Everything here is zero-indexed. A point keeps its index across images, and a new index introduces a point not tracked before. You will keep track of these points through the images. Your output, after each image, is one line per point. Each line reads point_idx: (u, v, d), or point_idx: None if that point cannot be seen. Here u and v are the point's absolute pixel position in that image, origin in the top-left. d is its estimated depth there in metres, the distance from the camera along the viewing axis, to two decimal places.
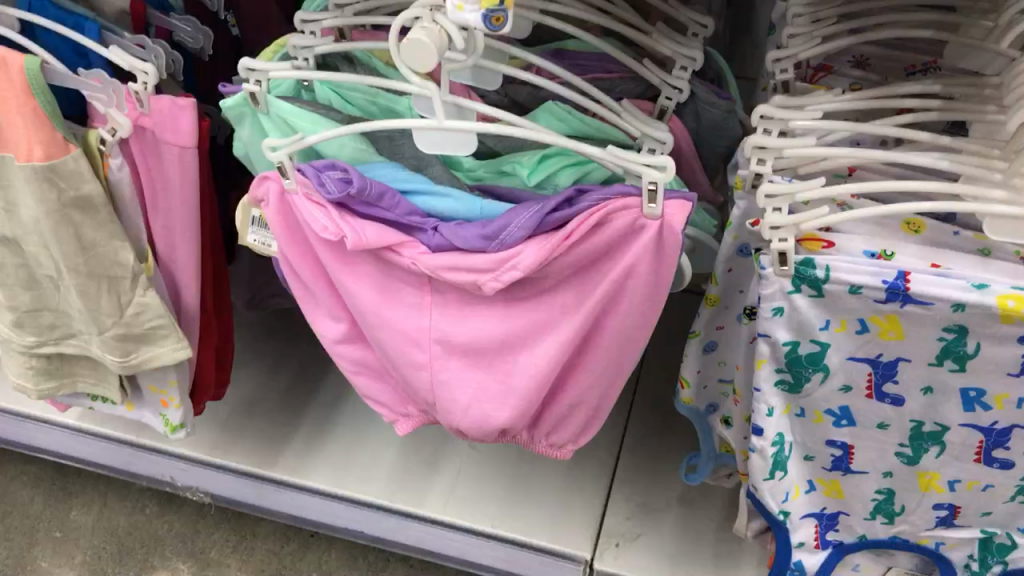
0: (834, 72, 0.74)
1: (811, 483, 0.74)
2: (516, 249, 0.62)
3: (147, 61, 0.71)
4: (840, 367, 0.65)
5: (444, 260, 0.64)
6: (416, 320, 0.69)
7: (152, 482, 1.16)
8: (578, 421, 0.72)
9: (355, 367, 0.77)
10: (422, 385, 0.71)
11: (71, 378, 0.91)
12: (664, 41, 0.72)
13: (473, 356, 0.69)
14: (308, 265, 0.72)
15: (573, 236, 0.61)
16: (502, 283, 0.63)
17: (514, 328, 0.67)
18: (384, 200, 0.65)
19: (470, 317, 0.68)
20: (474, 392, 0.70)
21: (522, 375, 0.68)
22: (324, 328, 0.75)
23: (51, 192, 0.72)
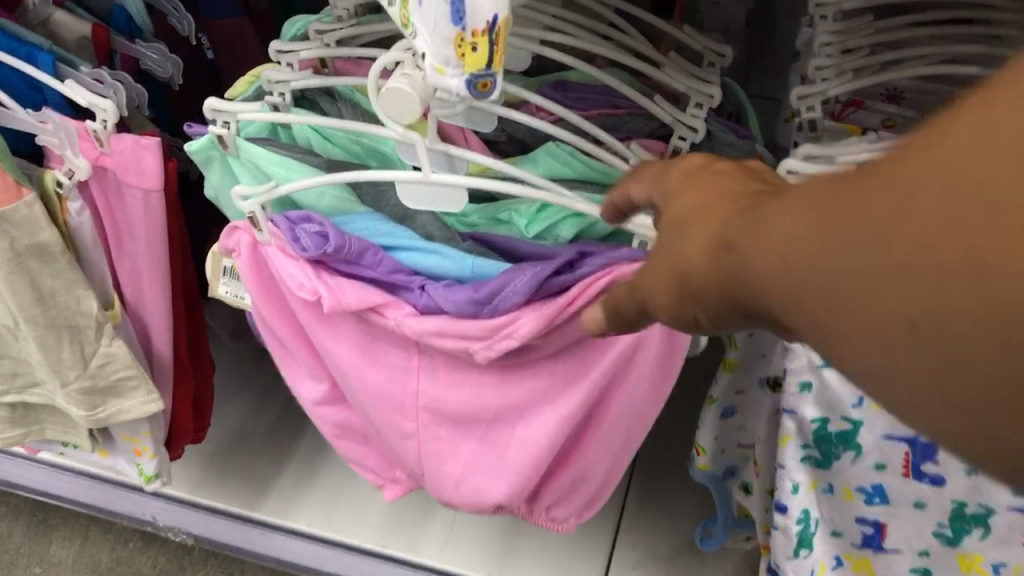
0: (866, 107, 0.67)
1: (838, 560, 0.67)
2: (511, 316, 0.55)
3: (106, 98, 0.64)
4: (874, 445, 0.59)
5: (432, 325, 0.57)
6: (402, 387, 0.62)
7: (133, 522, 1.09)
8: (579, 495, 0.66)
9: (336, 429, 0.71)
10: (409, 451, 0.66)
11: (38, 426, 0.85)
12: (678, 76, 0.65)
13: (465, 426, 0.63)
14: (284, 320, 0.66)
15: (576, 304, 0.54)
16: (496, 352, 0.57)
17: (511, 399, 0.60)
18: (365, 257, 0.58)
19: (463, 384, 0.61)
20: (466, 463, 0.64)
21: (517, 449, 0.62)
22: (304, 387, 0.69)
23: (3, 241, 0.66)
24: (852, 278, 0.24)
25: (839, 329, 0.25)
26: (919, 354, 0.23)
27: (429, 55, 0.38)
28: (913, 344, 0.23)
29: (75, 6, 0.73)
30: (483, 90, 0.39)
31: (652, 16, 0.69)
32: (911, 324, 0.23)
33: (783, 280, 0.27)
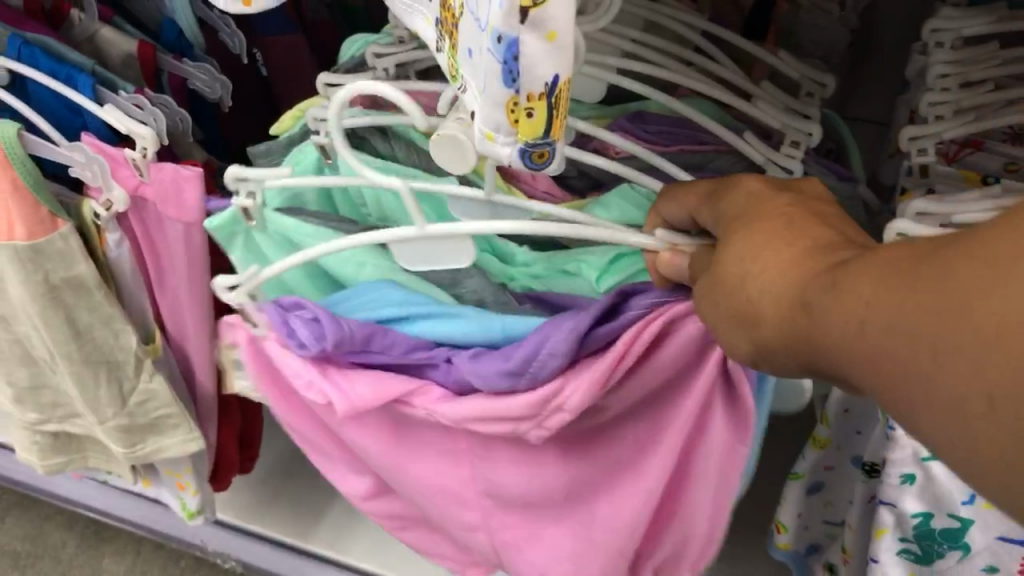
0: (985, 147, 0.58)
1: None
2: (555, 385, 0.48)
3: (146, 125, 0.60)
4: (984, 547, 0.51)
5: (465, 411, 0.52)
6: (448, 473, 0.59)
7: (183, 544, 1.06)
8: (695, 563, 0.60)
9: (395, 522, 0.68)
10: (480, 543, 0.62)
11: (81, 453, 0.82)
12: (772, 111, 0.57)
13: (527, 512, 0.59)
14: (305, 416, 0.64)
15: (628, 356, 0.46)
16: (548, 428, 0.51)
17: (574, 474, 0.55)
18: (376, 339, 0.54)
19: (509, 466, 0.56)
20: (558, 554, 0.59)
21: (601, 532, 0.57)
22: (350, 482, 0.67)
23: (36, 273, 0.62)
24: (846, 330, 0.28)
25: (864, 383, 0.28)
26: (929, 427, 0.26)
27: (478, 118, 0.32)
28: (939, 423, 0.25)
29: (123, 20, 0.69)
30: (540, 161, 0.33)
31: (743, 40, 0.62)
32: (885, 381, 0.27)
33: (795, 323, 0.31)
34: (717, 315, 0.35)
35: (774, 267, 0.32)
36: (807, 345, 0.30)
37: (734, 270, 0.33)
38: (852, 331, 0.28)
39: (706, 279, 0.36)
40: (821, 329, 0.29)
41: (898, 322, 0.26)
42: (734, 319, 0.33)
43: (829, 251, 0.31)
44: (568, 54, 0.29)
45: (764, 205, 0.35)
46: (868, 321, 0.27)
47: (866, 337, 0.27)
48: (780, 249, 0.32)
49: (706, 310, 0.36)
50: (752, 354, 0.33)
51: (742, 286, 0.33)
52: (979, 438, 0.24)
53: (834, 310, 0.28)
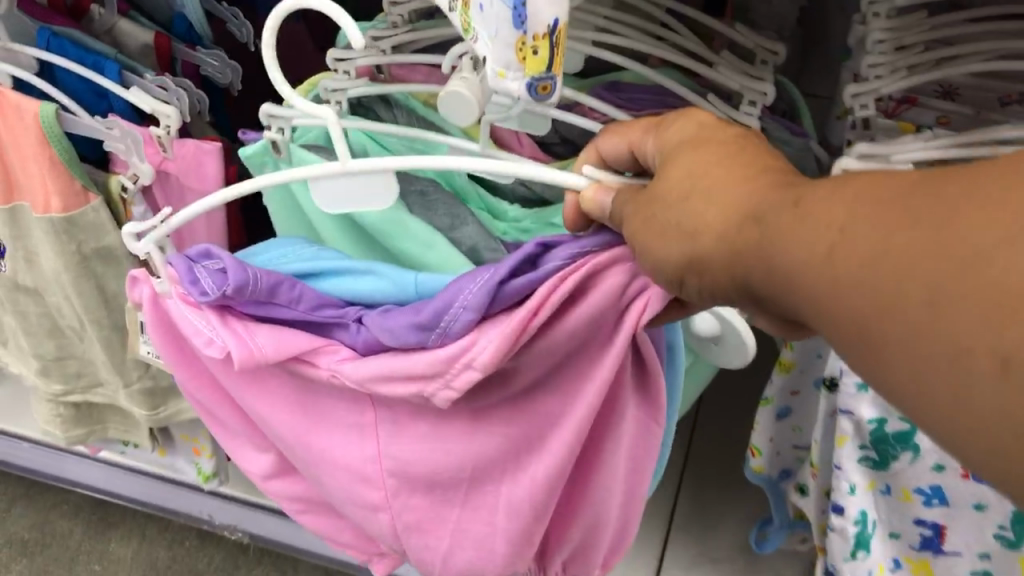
0: (919, 104, 0.66)
1: (897, 562, 0.67)
2: (468, 340, 0.51)
3: (169, 104, 0.66)
4: (932, 446, 0.59)
5: (373, 368, 0.54)
6: (358, 452, 0.63)
7: (190, 520, 1.11)
8: (596, 546, 0.65)
9: (298, 503, 0.75)
10: (383, 523, 0.66)
11: (101, 425, 0.87)
12: (732, 74, 0.64)
13: (439, 492, 0.63)
14: (210, 389, 0.68)
15: (542, 314, 0.48)
16: (455, 388, 0.52)
17: (496, 451, 0.58)
18: (281, 290, 0.57)
19: (417, 440, 0.60)
20: (451, 533, 0.64)
21: (503, 514, 0.61)
22: (252, 460, 0.73)
23: (71, 244, 0.68)
24: (810, 262, 0.29)
25: (825, 314, 0.28)
26: (893, 365, 0.27)
27: (490, 60, 0.39)
28: (904, 362, 0.26)
29: (138, 14, 0.75)
30: (543, 93, 0.40)
31: (703, 16, 0.69)
32: (846, 315, 0.28)
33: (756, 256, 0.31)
34: (654, 235, 0.36)
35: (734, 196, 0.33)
36: (757, 269, 0.31)
37: (690, 194, 0.34)
38: (816, 257, 0.28)
39: (648, 200, 0.37)
40: (780, 254, 0.30)
41: (873, 250, 0.27)
42: (679, 238, 0.34)
43: (782, 185, 0.32)
44: (564, 3, 0.37)
45: (711, 135, 0.36)
46: (836, 247, 0.28)
47: (829, 260, 0.28)
48: (740, 181, 0.33)
49: (642, 232, 0.37)
50: (690, 274, 0.34)
51: (696, 208, 0.34)
52: (941, 378, 0.25)
53: (794, 235, 0.29)
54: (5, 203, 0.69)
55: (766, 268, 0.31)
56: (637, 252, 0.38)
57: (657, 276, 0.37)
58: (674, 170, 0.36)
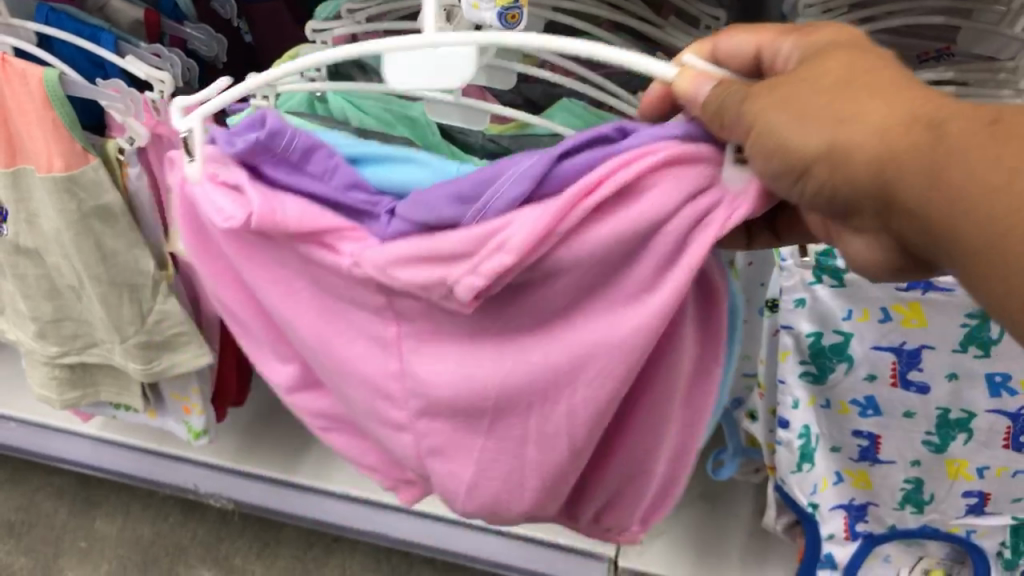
0: None
1: (839, 475, 0.74)
2: (505, 219, 0.41)
3: (164, 70, 0.72)
4: (865, 357, 0.66)
5: (401, 247, 0.44)
6: (379, 369, 0.53)
7: (175, 489, 1.16)
8: (639, 486, 0.58)
9: (324, 423, 0.64)
10: (407, 446, 0.57)
11: (94, 388, 0.92)
12: (679, 36, 0.72)
13: (459, 419, 0.53)
14: (236, 288, 0.58)
15: (597, 193, 0.40)
16: (483, 275, 0.42)
17: (542, 367, 0.48)
18: (315, 156, 0.47)
19: (447, 354, 0.51)
20: (476, 463, 0.54)
21: (534, 445, 0.52)
22: (272, 369, 0.62)
23: (72, 202, 0.73)
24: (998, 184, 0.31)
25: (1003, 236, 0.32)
26: None
27: None
28: None
29: None
30: (512, 22, 0.46)
31: None
32: None
33: (923, 176, 0.33)
34: (792, 112, 0.34)
35: (908, 99, 0.34)
36: (925, 172, 0.33)
37: (855, 89, 0.34)
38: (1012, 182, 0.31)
39: (781, 83, 0.35)
40: (960, 172, 0.32)
41: None
42: (838, 120, 0.34)
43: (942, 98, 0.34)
44: None
45: (842, 41, 0.37)
46: None
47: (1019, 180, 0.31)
48: (898, 87, 0.34)
49: (764, 107, 0.35)
50: (829, 154, 0.34)
51: (866, 103, 0.34)
52: None
53: (982, 156, 0.32)
54: (8, 167, 0.73)
55: (937, 185, 0.32)
56: (744, 133, 0.36)
57: (764, 157, 0.36)
58: (817, 65, 0.36)
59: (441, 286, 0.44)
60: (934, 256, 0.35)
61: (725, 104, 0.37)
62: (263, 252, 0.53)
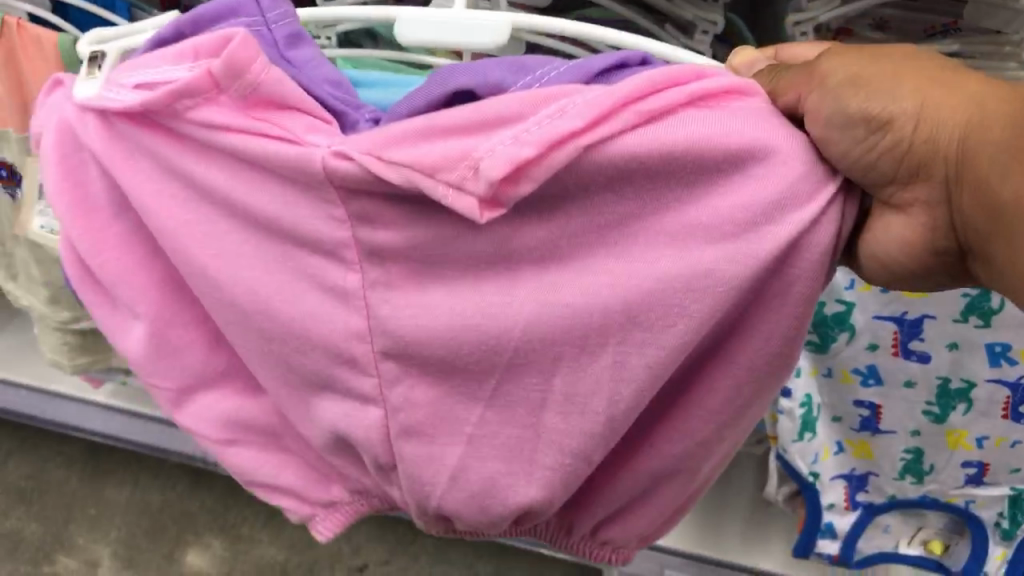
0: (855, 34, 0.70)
1: (840, 445, 0.75)
2: (566, 90, 0.39)
3: None
4: (867, 326, 0.67)
5: (415, 122, 0.39)
6: (340, 328, 0.46)
7: (186, 457, 1.17)
8: (660, 495, 0.52)
9: (231, 433, 0.57)
10: (373, 429, 0.48)
11: (105, 353, 0.92)
12: (685, 4, 0.69)
13: (456, 384, 0.46)
14: (123, 251, 0.53)
15: (670, 86, 0.39)
16: (534, 142, 0.37)
17: (581, 308, 0.42)
18: (298, 48, 0.48)
19: (435, 299, 0.44)
20: (467, 442, 0.47)
21: (554, 412, 0.45)
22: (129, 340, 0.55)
23: None
24: None
25: None
26: None
27: None
28: None
29: None
30: None
31: None
32: None
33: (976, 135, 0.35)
34: (875, 74, 0.38)
35: (993, 89, 0.36)
36: (993, 149, 0.34)
37: (942, 73, 0.37)
38: None
39: (871, 55, 0.39)
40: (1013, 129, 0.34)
41: None
42: (919, 88, 0.37)
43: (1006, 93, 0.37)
44: None
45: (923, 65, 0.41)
46: None
47: None
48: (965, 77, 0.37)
49: (848, 68, 0.39)
50: (902, 114, 0.36)
51: (952, 84, 0.36)
52: None
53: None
54: (24, 131, 0.75)
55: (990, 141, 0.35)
56: (817, 91, 0.40)
57: (832, 113, 0.38)
58: (910, 53, 0.39)
59: (464, 164, 0.38)
60: (979, 242, 0.36)
61: (806, 71, 0.41)
62: (170, 185, 0.48)
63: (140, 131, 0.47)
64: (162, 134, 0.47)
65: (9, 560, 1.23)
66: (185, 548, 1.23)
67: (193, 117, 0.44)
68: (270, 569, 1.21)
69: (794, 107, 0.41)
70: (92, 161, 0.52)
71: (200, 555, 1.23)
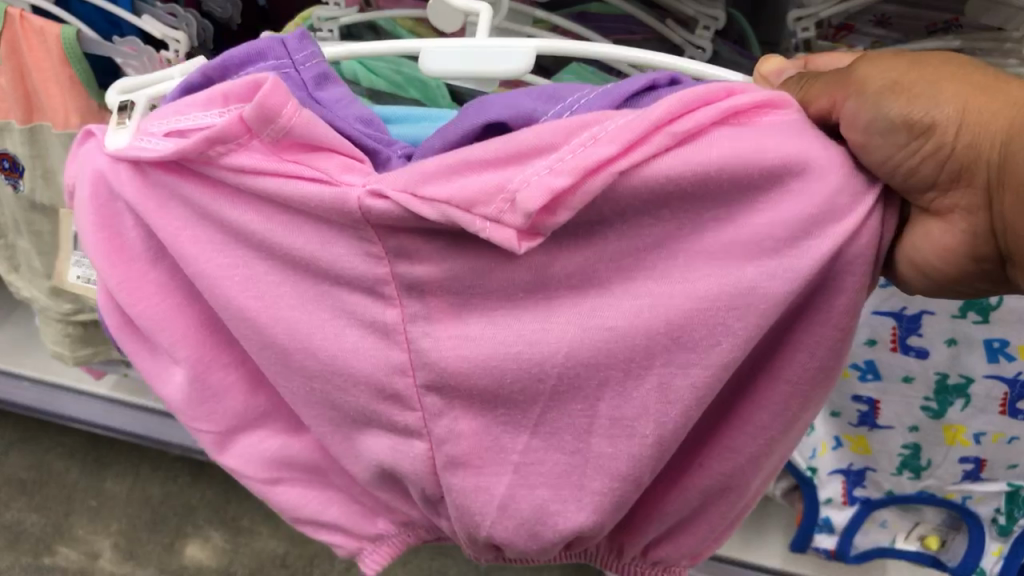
0: (856, 30, 0.70)
1: (838, 440, 0.76)
2: (599, 115, 0.38)
3: (179, 30, 0.71)
4: (865, 321, 0.67)
5: (444, 157, 0.38)
6: (381, 362, 0.45)
7: (186, 450, 1.18)
8: (705, 517, 0.52)
9: (271, 471, 0.56)
10: (419, 460, 0.48)
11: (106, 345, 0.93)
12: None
13: (500, 413, 0.46)
14: (159, 298, 0.51)
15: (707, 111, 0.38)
16: (569, 171, 0.37)
17: (623, 332, 0.42)
18: (326, 88, 0.47)
19: (475, 331, 0.44)
20: (514, 470, 0.48)
21: (603, 437, 0.46)
22: (170, 381, 0.54)
23: None
24: None
25: None
26: None
27: None
28: None
29: None
30: None
31: None
32: None
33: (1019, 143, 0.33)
34: (916, 78, 0.37)
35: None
36: None
37: (987, 78, 0.36)
38: None
39: (913, 61, 0.38)
40: None
41: None
42: (956, 92, 0.35)
43: None
44: None
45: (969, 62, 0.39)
46: None
47: None
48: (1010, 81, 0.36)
49: (887, 73, 0.38)
50: (942, 119, 0.35)
51: (992, 88, 0.35)
52: None
53: None
54: (26, 122, 0.76)
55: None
56: (854, 97, 0.39)
57: (873, 118, 0.38)
58: (955, 59, 0.38)
59: (501, 197, 0.37)
60: (1018, 253, 0.35)
61: (844, 77, 0.40)
62: (208, 231, 0.47)
63: (176, 179, 0.46)
64: (198, 178, 0.46)
65: (10, 552, 1.23)
66: (185, 541, 1.24)
67: (225, 163, 0.43)
68: (270, 563, 1.22)
69: (830, 112, 0.41)
70: (128, 212, 0.50)
71: (200, 548, 1.23)
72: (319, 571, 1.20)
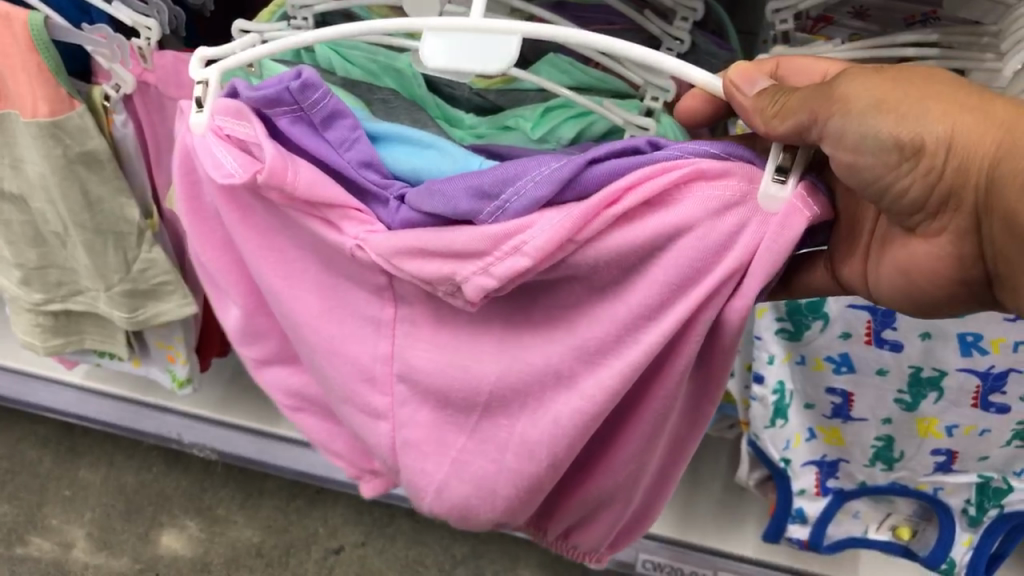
0: (835, 22, 0.69)
1: (811, 431, 0.76)
2: (527, 220, 0.46)
3: (150, 17, 0.70)
4: (840, 314, 0.67)
5: (413, 243, 0.49)
6: (369, 350, 0.58)
7: (160, 439, 1.18)
8: (628, 485, 0.61)
9: (294, 400, 0.70)
10: (382, 435, 0.62)
11: (79, 335, 0.93)
12: None
13: (449, 412, 0.58)
14: (221, 256, 0.63)
15: (624, 202, 0.45)
16: (495, 276, 0.47)
17: (542, 368, 0.53)
18: (335, 124, 0.52)
19: (442, 343, 0.56)
20: (454, 460, 0.60)
21: (514, 452, 0.57)
22: (229, 316, 0.67)
23: (57, 148, 0.74)
24: None
25: None
26: None
27: None
28: None
29: None
30: None
31: None
32: None
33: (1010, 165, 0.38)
34: (900, 96, 0.40)
35: (1017, 111, 0.39)
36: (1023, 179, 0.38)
37: (964, 94, 0.40)
38: None
39: (890, 77, 0.40)
40: None
41: None
42: (946, 112, 0.39)
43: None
44: None
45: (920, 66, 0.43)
46: None
47: None
48: (983, 96, 0.40)
49: (869, 91, 0.40)
50: (933, 142, 0.39)
51: (975, 106, 0.39)
52: None
53: None
54: None
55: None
56: (838, 116, 0.40)
57: (862, 138, 0.40)
58: (923, 73, 0.41)
59: (450, 283, 0.49)
60: (1002, 256, 0.41)
61: (821, 92, 0.41)
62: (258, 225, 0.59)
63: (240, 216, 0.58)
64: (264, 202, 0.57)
65: None
66: (160, 530, 1.23)
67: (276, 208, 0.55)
68: (246, 551, 1.21)
69: (801, 129, 0.42)
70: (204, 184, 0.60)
71: (175, 537, 1.23)
72: (295, 560, 1.20)
